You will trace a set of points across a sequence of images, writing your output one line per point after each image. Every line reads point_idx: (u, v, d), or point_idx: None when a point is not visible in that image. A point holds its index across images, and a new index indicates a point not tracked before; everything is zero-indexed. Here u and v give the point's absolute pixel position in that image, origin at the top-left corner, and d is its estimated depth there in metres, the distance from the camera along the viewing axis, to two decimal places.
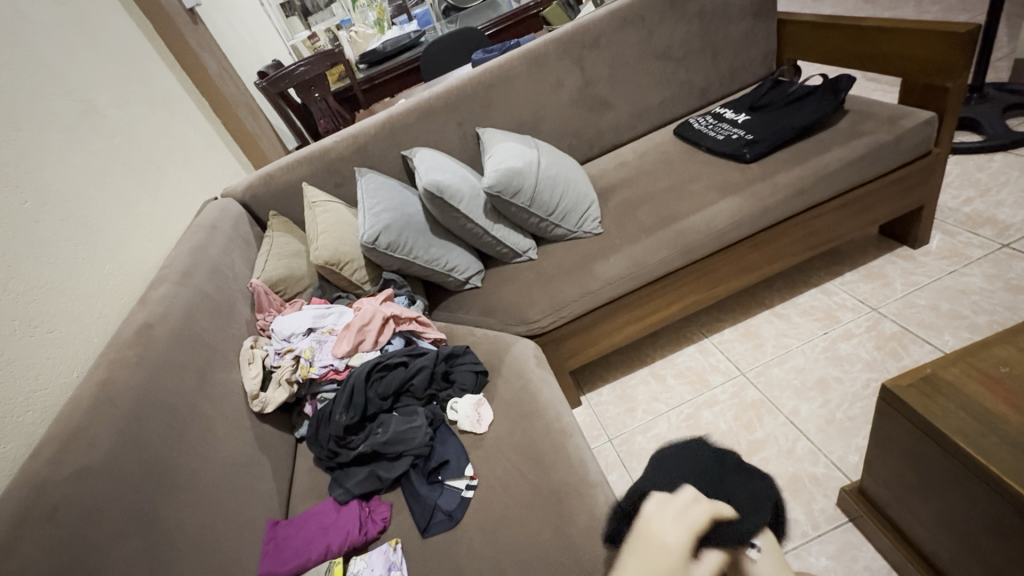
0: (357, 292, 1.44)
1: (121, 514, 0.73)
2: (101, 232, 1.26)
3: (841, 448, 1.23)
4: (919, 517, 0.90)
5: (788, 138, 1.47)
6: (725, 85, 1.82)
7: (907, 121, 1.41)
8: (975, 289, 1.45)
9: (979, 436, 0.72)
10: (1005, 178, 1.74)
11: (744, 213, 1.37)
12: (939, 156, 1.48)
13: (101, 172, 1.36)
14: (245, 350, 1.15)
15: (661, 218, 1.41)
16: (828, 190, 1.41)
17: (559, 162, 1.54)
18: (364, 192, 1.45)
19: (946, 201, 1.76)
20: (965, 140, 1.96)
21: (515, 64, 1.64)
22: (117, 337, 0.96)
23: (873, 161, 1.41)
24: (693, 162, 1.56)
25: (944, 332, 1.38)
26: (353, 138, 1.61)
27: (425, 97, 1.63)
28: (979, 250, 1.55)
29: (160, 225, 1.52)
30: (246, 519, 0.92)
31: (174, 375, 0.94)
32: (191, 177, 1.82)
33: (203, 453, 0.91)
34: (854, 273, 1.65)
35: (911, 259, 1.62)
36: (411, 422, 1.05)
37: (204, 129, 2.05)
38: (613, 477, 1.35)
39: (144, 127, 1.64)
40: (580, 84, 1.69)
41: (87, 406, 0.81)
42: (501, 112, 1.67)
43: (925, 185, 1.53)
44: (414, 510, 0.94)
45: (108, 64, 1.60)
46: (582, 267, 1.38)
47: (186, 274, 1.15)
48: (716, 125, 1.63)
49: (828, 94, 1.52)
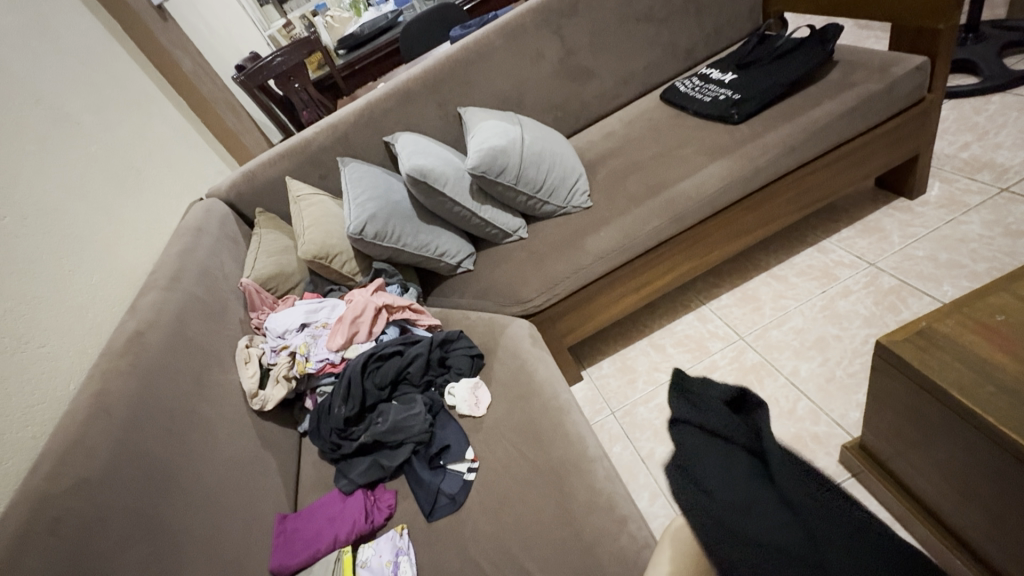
0: (349, 284, 1.44)
1: (124, 521, 0.75)
2: (85, 242, 1.25)
3: (842, 406, 1.23)
4: (919, 469, 0.91)
5: (777, 95, 1.43)
6: (710, 43, 1.77)
7: (898, 68, 1.36)
8: (974, 237, 1.43)
9: (976, 388, 0.71)
10: (1004, 120, 1.69)
11: (734, 175, 1.34)
12: (933, 102, 1.44)
13: (79, 181, 1.34)
14: (241, 350, 1.16)
15: (650, 186, 1.38)
16: (819, 147, 1.38)
17: (543, 137, 1.51)
18: (348, 182, 1.43)
19: (943, 147, 1.72)
20: (962, 83, 1.90)
21: (492, 39, 1.59)
22: (108, 347, 0.96)
23: (865, 112, 1.37)
24: (681, 127, 1.53)
25: (943, 283, 1.36)
26: (333, 127, 1.58)
27: (403, 80, 1.59)
28: (978, 196, 1.52)
29: (146, 230, 1.51)
30: (253, 515, 0.93)
31: (170, 381, 0.94)
32: (174, 180, 1.80)
33: (204, 454, 0.92)
34: (850, 229, 1.62)
35: (909, 210, 1.59)
36: (409, 410, 1.05)
37: (184, 129, 2.02)
38: (617, 449, 1.36)
39: (121, 131, 1.62)
40: (561, 54, 1.64)
41: (84, 418, 0.81)
42: (481, 89, 1.63)
43: (921, 133, 1.49)
44: (418, 495, 0.95)
45: (77, 69, 1.56)
46: (573, 243, 1.36)
47: (173, 278, 1.14)
48: (703, 86, 1.59)
49: (816, 45, 1.47)
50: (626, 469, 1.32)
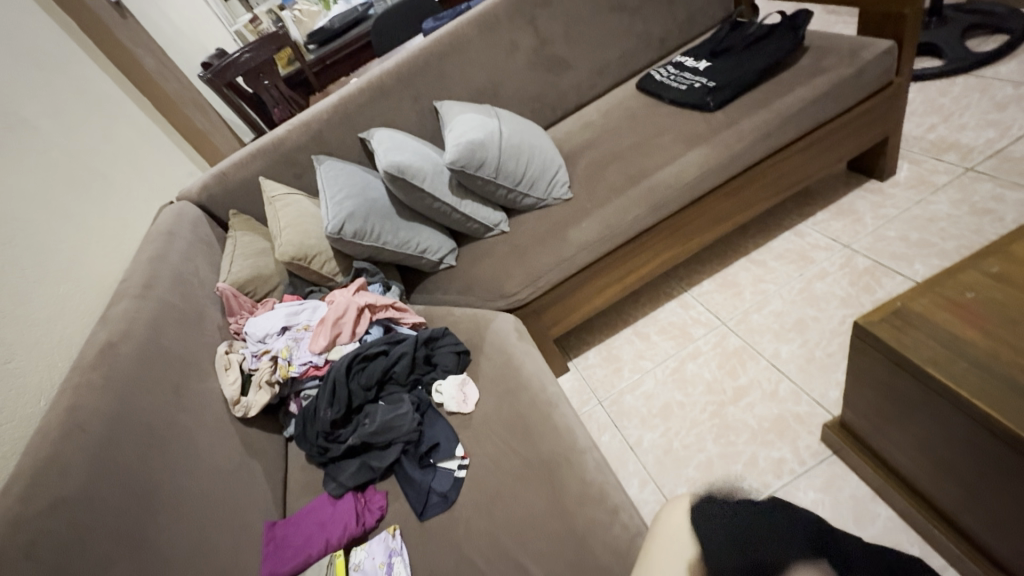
0: (329, 284, 1.41)
1: (104, 539, 0.72)
2: (49, 252, 1.20)
3: (822, 385, 1.26)
4: (897, 445, 0.94)
5: (750, 82, 1.44)
6: (684, 31, 1.78)
7: (867, 53, 1.39)
8: (943, 216, 1.47)
9: (950, 363, 0.74)
10: (967, 102, 1.74)
11: (712, 162, 1.35)
12: (901, 86, 1.47)
13: (40, 188, 1.29)
14: (220, 356, 1.13)
15: (630, 176, 1.39)
16: (794, 132, 1.40)
17: (521, 129, 1.50)
18: (324, 180, 1.40)
19: (911, 129, 1.76)
20: (927, 66, 1.95)
21: (466, 31, 1.57)
22: (78, 361, 0.92)
23: (837, 97, 1.39)
24: (658, 116, 1.53)
25: (915, 262, 1.40)
26: (306, 124, 1.54)
27: (377, 74, 1.56)
28: (945, 176, 1.57)
29: (114, 237, 1.46)
30: (241, 524, 0.92)
31: (146, 392, 0.92)
32: (142, 184, 1.74)
33: (186, 465, 0.90)
34: (825, 212, 1.65)
35: (880, 192, 1.63)
36: (397, 410, 1.04)
37: (150, 132, 1.95)
38: (605, 438, 1.37)
39: (82, 134, 1.55)
40: (535, 45, 1.63)
41: (55, 435, 0.78)
42: (457, 82, 1.61)
43: (890, 116, 1.52)
44: (409, 495, 0.95)
45: (32, 70, 1.49)
46: (555, 235, 1.36)
47: (145, 285, 1.10)
48: (678, 75, 1.60)
49: (787, 31, 1.49)
50: (615, 458, 1.33)
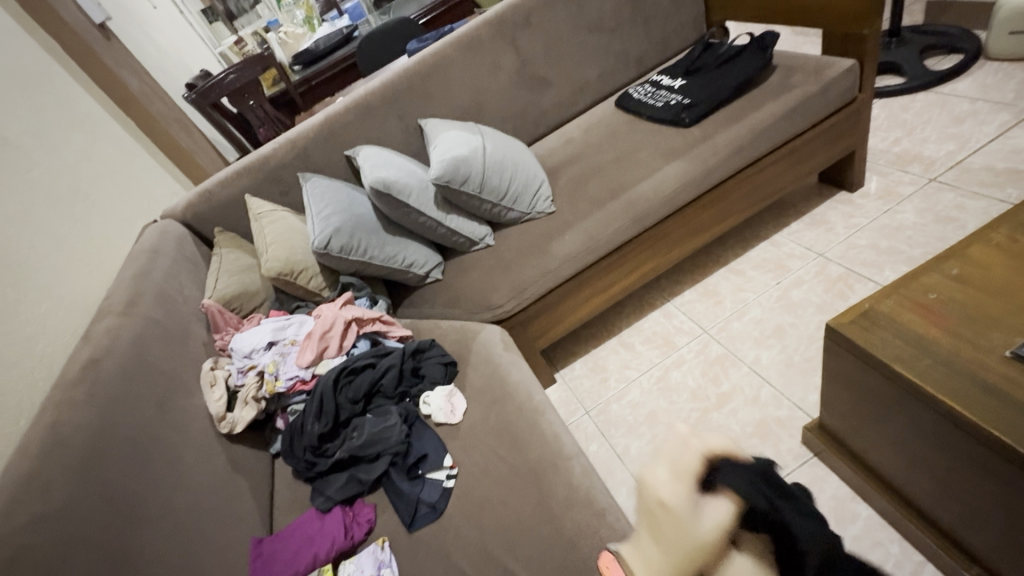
0: (316, 300, 1.42)
1: (89, 557, 0.72)
2: (31, 271, 1.19)
3: (802, 389, 1.30)
4: (872, 444, 0.97)
5: (722, 99, 1.51)
6: (659, 52, 1.85)
7: (831, 71, 1.46)
8: (909, 225, 1.54)
9: (915, 360, 0.78)
10: (928, 116, 1.83)
11: (689, 176, 1.40)
12: (865, 102, 1.55)
13: (21, 207, 1.28)
14: (205, 372, 1.13)
15: (611, 190, 1.43)
16: (765, 145, 1.46)
17: (504, 146, 1.54)
18: (310, 197, 1.42)
19: (877, 143, 1.85)
20: (889, 83, 2.05)
21: (449, 51, 1.62)
22: (60, 378, 0.91)
23: (804, 113, 1.46)
24: (636, 131, 1.59)
25: (885, 269, 1.46)
26: (292, 143, 1.56)
27: (362, 93, 1.60)
28: (910, 186, 1.64)
29: (96, 255, 1.45)
30: (227, 541, 0.91)
31: (130, 408, 0.91)
32: (125, 203, 1.73)
33: (172, 482, 0.89)
34: (799, 222, 1.71)
35: (850, 202, 1.69)
36: (385, 422, 1.05)
37: (134, 151, 1.96)
38: (593, 448, 1.39)
39: (64, 154, 1.55)
40: (517, 64, 1.68)
41: (37, 452, 0.77)
42: (441, 100, 1.65)
43: (856, 130, 1.59)
44: (397, 506, 0.95)
45: (14, 90, 1.49)
46: (539, 248, 1.39)
47: (129, 302, 1.10)
48: (655, 92, 1.66)
49: (756, 51, 1.57)
50: (603, 466, 1.34)
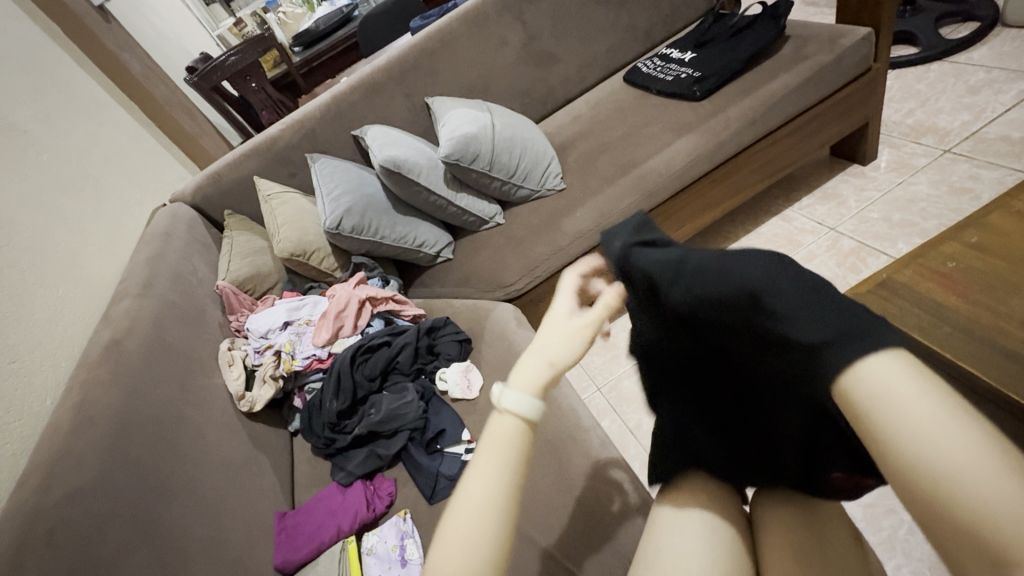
0: (328, 281, 1.42)
1: (122, 529, 0.73)
2: (47, 255, 1.20)
3: None
4: None
5: (734, 71, 1.48)
6: (668, 24, 1.81)
7: (846, 40, 1.43)
8: (923, 197, 1.52)
9: (934, 328, 0.78)
10: (943, 86, 1.80)
11: (700, 150, 1.39)
12: (880, 72, 1.52)
13: (34, 191, 1.28)
14: (223, 353, 1.14)
15: (621, 165, 1.42)
16: (778, 118, 1.44)
17: (513, 123, 1.52)
18: (320, 177, 1.42)
19: (890, 115, 1.82)
20: (903, 53, 2.01)
21: (455, 27, 1.59)
22: (84, 359, 0.92)
23: (818, 83, 1.43)
24: (646, 106, 1.57)
25: (898, 242, 1.45)
26: (299, 123, 1.55)
27: (367, 72, 1.58)
28: (924, 158, 1.62)
29: (109, 239, 1.46)
30: (253, 515, 0.93)
31: (153, 388, 0.92)
32: (133, 187, 1.73)
33: (197, 458, 0.91)
34: (810, 197, 1.70)
35: (862, 175, 1.68)
36: (402, 398, 1.06)
37: (139, 136, 1.94)
38: (606, 423, 1.40)
39: (72, 139, 1.55)
40: (523, 40, 1.66)
41: (66, 430, 0.79)
42: (448, 78, 1.63)
43: (870, 102, 1.56)
44: (418, 480, 0.97)
45: (19, 74, 1.48)
46: (550, 226, 1.38)
47: (146, 284, 1.11)
48: (664, 66, 1.64)
49: (768, 21, 1.54)
50: (617, 441, 1.36)
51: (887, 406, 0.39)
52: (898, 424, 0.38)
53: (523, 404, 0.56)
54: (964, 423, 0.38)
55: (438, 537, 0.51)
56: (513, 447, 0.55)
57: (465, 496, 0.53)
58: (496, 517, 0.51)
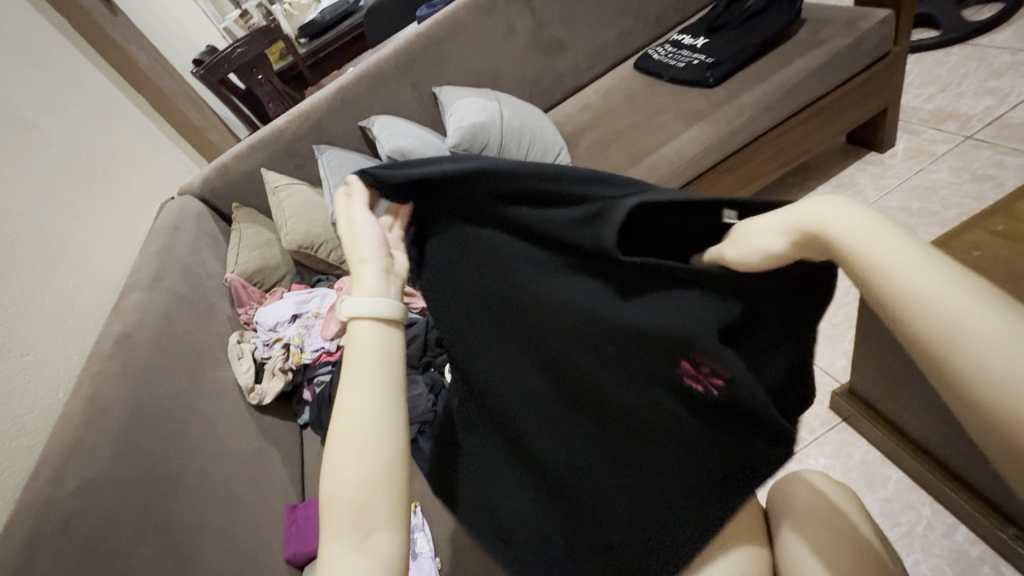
0: (337, 273, 1.42)
1: (136, 520, 0.73)
2: (57, 248, 1.20)
3: (830, 354, 1.28)
4: (905, 407, 0.97)
5: (747, 57, 1.45)
6: (680, 9, 1.77)
7: (864, 23, 1.39)
8: (943, 185, 1.48)
9: None
10: (965, 71, 1.74)
11: (714, 138, 1.35)
12: (899, 55, 1.47)
13: (44, 184, 1.28)
14: (232, 345, 1.15)
15: (632, 155, 1.39)
16: (794, 104, 1.40)
17: (522, 112, 1.50)
18: (328, 169, 1.41)
19: (909, 101, 1.77)
20: (922, 37, 1.95)
21: (462, 15, 1.57)
22: (95, 351, 0.93)
23: (835, 68, 1.39)
24: (657, 94, 1.54)
25: (917, 231, 1.41)
26: (306, 114, 1.54)
27: (374, 61, 1.56)
28: (944, 145, 1.57)
29: (119, 232, 1.46)
30: (263, 508, 0.93)
31: (163, 380, 0.92)
32: (141, 180, 1.73)
33: (208, 451, 0.91)
34: (826, 186, 1.66)
35: (880, 163, 1.63)
36: (412, 392, 1.05)
37: (147, 129, 1.94)
38: None
39: (81, 132, 1.55)
40: (531, 27, 1.63)
41: (78, 421, 0.79)
42: (455, 67, 1.61)
43: (889, 87, 1.52)
44: (429, 474, 0.96)
45: (28, 66, 1.48)
46: None
47: (155, 277, 1.11)
48: (676, 53, 1.60)
49: (783, 4, 1.50)
50: None
51: (866, 241, 0.44)
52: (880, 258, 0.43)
53: (378, 305, 0.58)
54: (975, 286, 0.39)
55: (328, 463, 0.52)
56: (388, 345, 0.58)
57: (351, 412, 0.53)
58: (389, 424, 0.54)
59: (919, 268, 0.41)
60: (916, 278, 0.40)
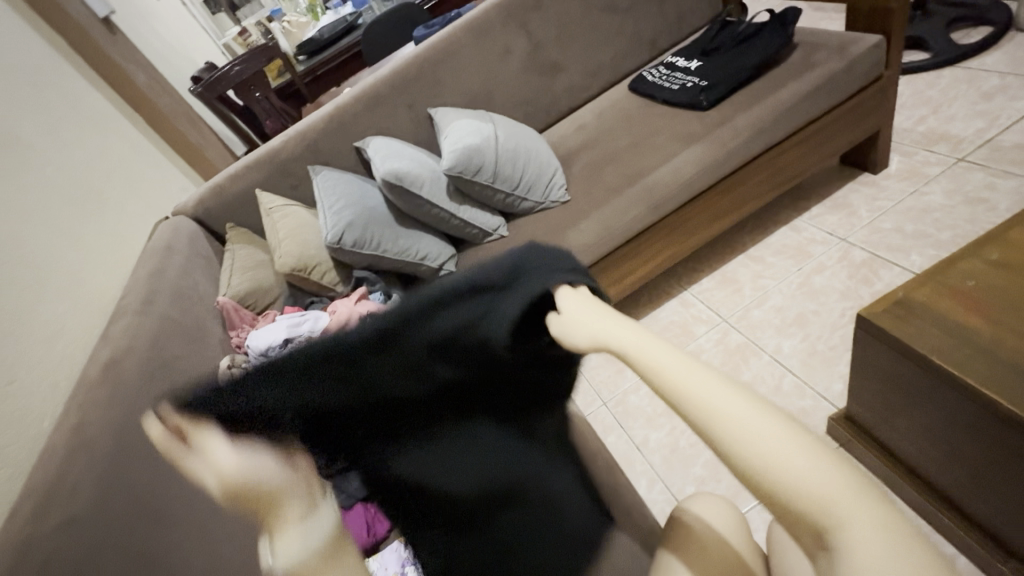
0: (331, 295, 1.40)
1: (120, 556, 0.71)
2: (47, 271, 1.19)
3: (826, 378, 1.27)
4: (906, 435, 0.96)
5: (741, 80, 1.46)
6: (674, 32, 1.79)
7: (856, 47, 1.40)
8: (937, 207, 1.48)
9: (954, 351, 0.75)
10: (956, 93, 1.76)
11: (708, 160, 1.36)
12: (891, 79, 1.49)
13: (36, 206, 1.27)
14: (223, 369, 1.12)
15: (627, 176, 1.40)
16: (787, 127, 1.41)
17: (517, 134, 1.50)
18: (321, 189, 1.40)
19: (901, 122, 1.78)
20: (913, 59, 1.98)
21: (458, 37, 1.58)
22: (82, 379, 0.91)
23: (828, 92, 1.41)
24: (652, 115, 1.55)
25: (912, 253, 1.41)
26: (301, 135, 1.54)
27: (370, 83, 1.57)
28: (937, 167, 1.58)
29: (111, 253, 1.45)
30: (252, 539, 0.91)
31: (152, 409, 0.91)
32: (136, 200, 1.72)
33: (197, 481, 0.89)
34: (820, 206, 1.67)
35: (873, 184, 1.64)
36: None
37: (143, 148, 1.94)
38: (611, 439, 1.37)
39: (76, 151, 1.54)
40: (527, 49, 1.64)
41: (63, 455, 0.77)
42: (451, 88, 1.61)
43: (881, 110, 1.53)
44: None
45: (24, 87, 1.48)
46: (555, 238, 1.36)
47: (146, 301, 1.09)
48: (671, 75, 1.61)
49: (776, 28, 1.51)
50: (622, 458, 1.33)
51: (751, 444, 0.39)
52: (759, 465, 0.39)
53: (315, 544, 0.43)
54: (794, 431, 0.40)
55: None
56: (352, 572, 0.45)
57: None
58: None
59: (755, 423, 0.39)
60: (759, 428, 0.39)
